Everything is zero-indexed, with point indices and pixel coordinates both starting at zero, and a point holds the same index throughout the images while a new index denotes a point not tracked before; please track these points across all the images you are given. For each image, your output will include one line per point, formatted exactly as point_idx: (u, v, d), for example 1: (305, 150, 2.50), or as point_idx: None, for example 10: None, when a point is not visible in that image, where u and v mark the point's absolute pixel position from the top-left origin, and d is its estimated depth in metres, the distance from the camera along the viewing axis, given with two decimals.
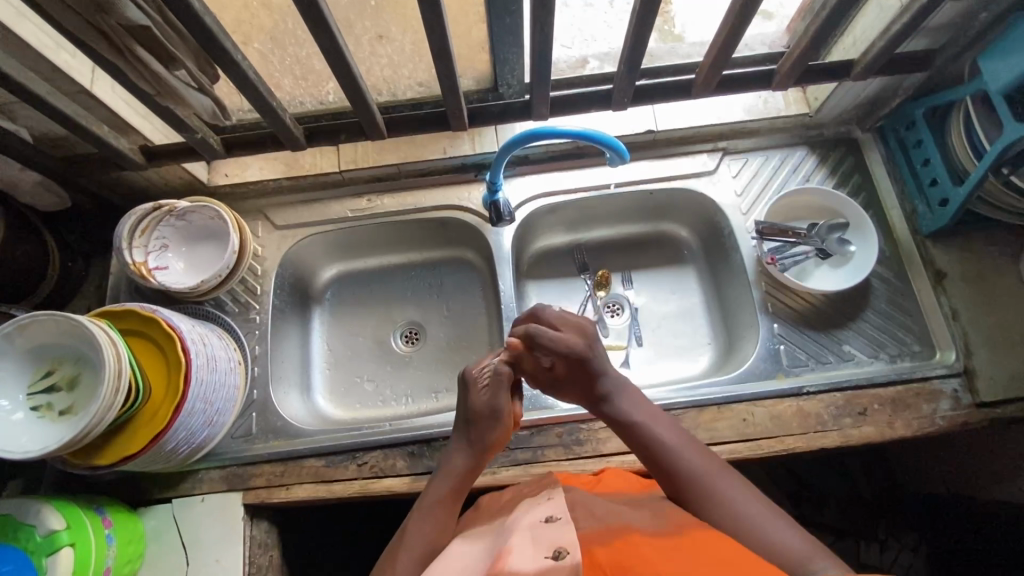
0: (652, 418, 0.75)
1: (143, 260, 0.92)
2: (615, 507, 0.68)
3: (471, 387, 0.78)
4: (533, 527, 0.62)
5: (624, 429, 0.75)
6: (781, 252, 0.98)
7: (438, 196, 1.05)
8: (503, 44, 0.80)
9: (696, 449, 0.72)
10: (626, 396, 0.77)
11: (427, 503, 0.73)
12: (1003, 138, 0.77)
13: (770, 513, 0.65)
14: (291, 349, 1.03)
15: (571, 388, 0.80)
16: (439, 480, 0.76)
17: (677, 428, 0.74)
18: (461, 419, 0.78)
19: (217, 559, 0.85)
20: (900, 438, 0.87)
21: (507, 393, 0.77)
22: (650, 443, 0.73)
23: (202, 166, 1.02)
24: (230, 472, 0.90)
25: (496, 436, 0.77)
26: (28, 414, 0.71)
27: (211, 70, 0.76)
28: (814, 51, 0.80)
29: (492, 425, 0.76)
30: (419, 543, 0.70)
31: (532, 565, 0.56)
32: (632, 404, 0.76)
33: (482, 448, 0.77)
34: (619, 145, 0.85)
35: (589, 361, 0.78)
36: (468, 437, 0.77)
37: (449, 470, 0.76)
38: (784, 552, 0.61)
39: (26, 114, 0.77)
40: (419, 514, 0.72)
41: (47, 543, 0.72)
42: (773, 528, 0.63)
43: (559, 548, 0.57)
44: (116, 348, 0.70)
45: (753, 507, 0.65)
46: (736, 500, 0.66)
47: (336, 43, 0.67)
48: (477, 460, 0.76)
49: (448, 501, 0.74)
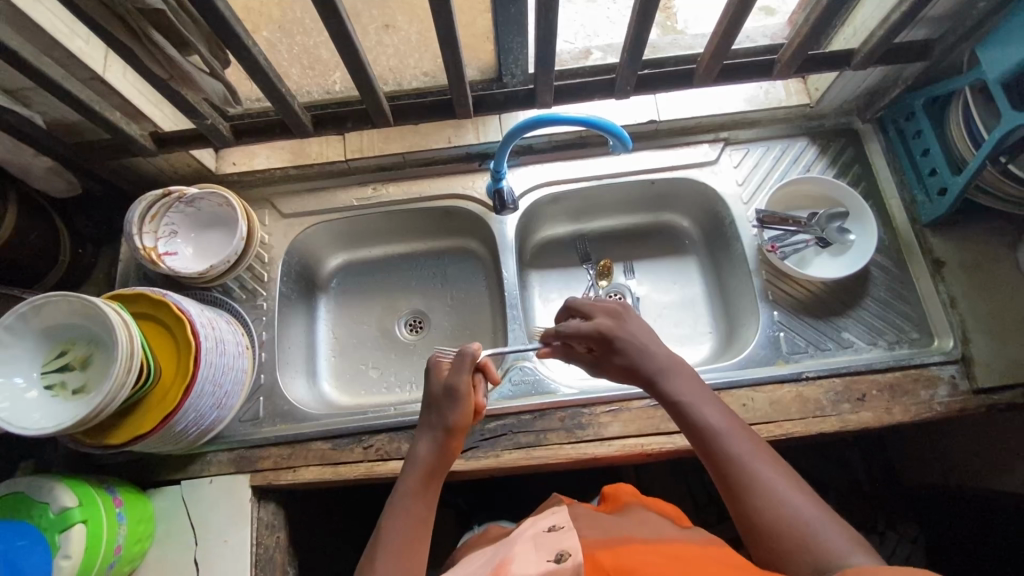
0: (699, 400, 0.71)
1: (153, 246, 0.94)
2: (615, 521, 0.69)
3: (431, 374, 0.80)
4: (536, 538, 0.64)
5: (674, 409, 0.72)
6: (783, 240, 0.99)
7: (443, 185, 1.07)
8: (509, 33, 0.82)
9: (745, 434, 0.68)
10: (677, 374, 0.73)
11: (398, 499, 0.73)
12: (1002, 126, 0.77)
13: (818, 507, 0.61)
14: (297, 336, 1.05)
15: (616, 372, 0.78)
16: (404, 477, 0.75)
17: (725, 413, 0.70)
18: (425, 409, 0.79)
19: (225, 539, 0.87)
20: (898, 424, 0.88)
21: (467, 373, 0.77)
22: (699, 423, 0.69)
23: (210, 154, 1.04)
24: (237, 455, 0.91)
25: (456, 416, 0.76)
26: (42, 392, 0.73)
27: (221, 55, 0.78)
28: (814, 40, 0.81)
29: (451, 405, 0.77)
30: (395, 535, 0.69)
31: (535, 568, 0.57)
32: (683, 383, 0.73)
33: (443, 431, 0.76)
34: (622, 132, 0.86)
35: (619, 340, 0.76)
36: (428, 422, 0.77)
37: (415, 459, 0.76)
38: (829, 548, 0.58)
39: (41, 99, 0.78)
40: (392, 511, 0.72)
41: (60, 520, 0.74)
42: (822, 524, 0.59)
43: (561, 552, 0.58)
44: (129, 329, 0.72)
45: (799, 498, 0.62)
46: (783, 490, 0.62)
47: (344, 28, 0.69)
48: (439, 443, 0.76)
49: (420, 492, 0.73)
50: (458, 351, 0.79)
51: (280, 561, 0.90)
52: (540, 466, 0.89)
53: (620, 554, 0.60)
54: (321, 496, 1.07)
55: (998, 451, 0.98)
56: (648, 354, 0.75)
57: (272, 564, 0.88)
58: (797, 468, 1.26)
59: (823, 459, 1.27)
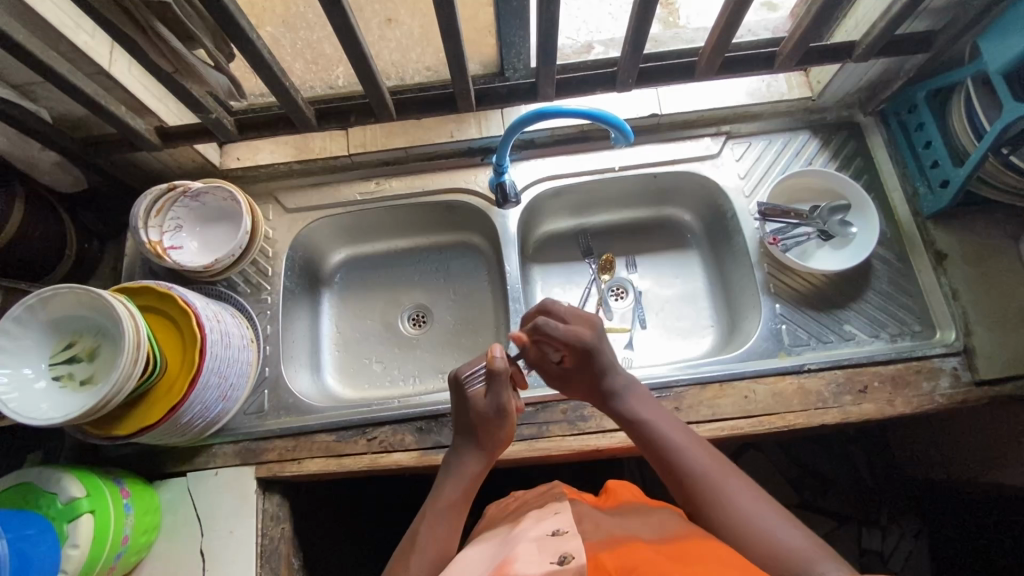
0: (660, 417, 0.77)
1: (158, 239, 0.95)
2: (616, 519, 0.69)
3: (468, 393, 0.79)
4: (539, 539, 0.64)
5: (633, 426, 0.78)
6: (783, 233, 0.99)
7: (445, 180, 1.07)
8: (511, 27, 0.83)
9: (702, 449, 0.73)
10: (634, 396, 0.80)
11: (442, 507, 0.75)
12: (1004, 117, 0.78)
13: (776, 512, 0.66)
14: (301, 330, 1.05)
15: (577, 383, 0.83)
16: (448, 488, 0.77)
17: (685, 429, 0.76)
18: (461, 425, 0.80)
19: (230, 530, 0.88)
20: (900, 415, 0.88)
21: (509, 390, 0.78)
22: (657, 440, 0.75)
23: (213, 149, 1.04)
24: (242, 447, 0.92)
25: (504, 432, 0.79)
26: (50, 382, 0.74)
27: (227, 48, 0.78)
28: (815, 32, 0.81)
29: (498, 423, 0.78)
30: (433, 542, 0.72)
31: (537, 570, 0.57)
32: (640, 403, 0.79)
33: (492, 447, 0.79)
34: (625, 124, 0.86)
35: (597, 354, 0.80)
36: (476, 439, 0.79)
37: (460, 474, 0.78)
38: (788, 549, 0.62)
39: (48, 92, 0.79)
40: (434, 518, 0.74)
41: (68, 510, 0.75)
42: (776, 525, 0.64)
43: (564, 554, 0.59)
44: (135, 320, 0.73)
45: (757, 506, 0.66)
46: (740, 498, 0.67)
47: (347, 22, 0.69)
48: (487, 459, 0.79)
49: (460, 503, 0.76)
50: (489, 368, 0.77)
51: (285, 553, 0.90)
52: (543, 458, 0.89)
53: (622, 555, 0.60)
54: (326, 489, 1.07)
55: (1001, 443, 0.98)
56: (614, 373, 0.81)
57: (277, 555, 0.88)
58: (799, 463, 1.26)
59: (825, 454, 1.27)
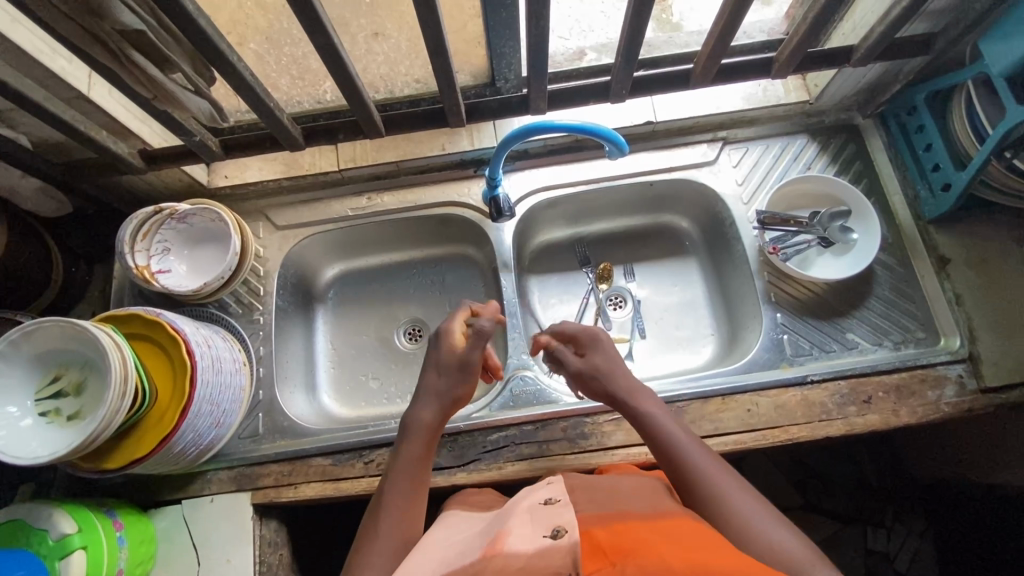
0: (668, 417, 0.74)
1: (146, 264, 0.93)
2: (609, 492, 0.69)
3: (447, 338, 0.79)
4: (531, 511, 0.60)
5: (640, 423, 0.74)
6: (783, 241, 0.97)
7: (438, 193, 1.05)
8: (499, 39, 0.80)
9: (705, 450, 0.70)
10: (645, 393, 0.77)
11: (402, 463, 0.71)
12: (1007, 120, 0.76)
13: (772, 516, 0.62)
14: (295, 349, 1.04)
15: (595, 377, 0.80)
16: (407, 444, 0.73)
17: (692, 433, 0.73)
18: (427, 371, 0.78)
19: (227, 558, 0.86)
20: (905, 426, 0.87)
21: (482, 348, 0.78)
22: (663, 437, 0.71)
23: (201, 167, 1.03)
24: (238, 473, 0.90)
25: (464, 388, 0.77)
26: (36, 419, 0.72)
27: (207, 74, 0.75)
28: (812, 38, 0.79)
29: (459, 374, 0.77)
30: (396, 505, 0.67)
31: (531, 544, 0.53)
32: (650, 401, 0.76)
33: (450, 399, 0.76)
34: (619, 137, 0.85)
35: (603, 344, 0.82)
36: (435, 388, 0.76)
37: (417, 423, 0.74)
38: (783, 552, 0.58)
39: (26, 119, 0.77)
40: (394, 476, 0.70)
41: (59, 547, 0.73)
42: (777, 532, 0.60)
43: (558, 527, 0.54)
44: (121, 351, 0.71)
45: (757, 510, 0.62)
46: (742, 503, 0.63)
47: (331, 42, 0.67)
48: (442, 412, 0.75)
49: (421, 458, 0.72)
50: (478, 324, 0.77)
51: None
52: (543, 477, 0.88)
53: (617, 532, 0.57)
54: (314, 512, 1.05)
55: (1009, 445, 0.96)
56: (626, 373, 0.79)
57: None
58: (803, 464, 1.24)
59: (827, 455, 1.26)
